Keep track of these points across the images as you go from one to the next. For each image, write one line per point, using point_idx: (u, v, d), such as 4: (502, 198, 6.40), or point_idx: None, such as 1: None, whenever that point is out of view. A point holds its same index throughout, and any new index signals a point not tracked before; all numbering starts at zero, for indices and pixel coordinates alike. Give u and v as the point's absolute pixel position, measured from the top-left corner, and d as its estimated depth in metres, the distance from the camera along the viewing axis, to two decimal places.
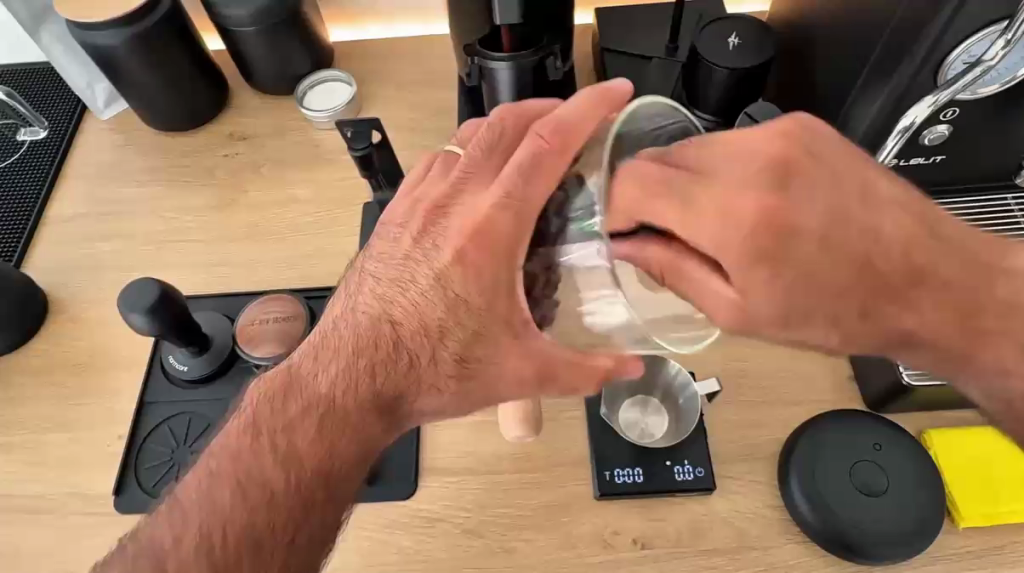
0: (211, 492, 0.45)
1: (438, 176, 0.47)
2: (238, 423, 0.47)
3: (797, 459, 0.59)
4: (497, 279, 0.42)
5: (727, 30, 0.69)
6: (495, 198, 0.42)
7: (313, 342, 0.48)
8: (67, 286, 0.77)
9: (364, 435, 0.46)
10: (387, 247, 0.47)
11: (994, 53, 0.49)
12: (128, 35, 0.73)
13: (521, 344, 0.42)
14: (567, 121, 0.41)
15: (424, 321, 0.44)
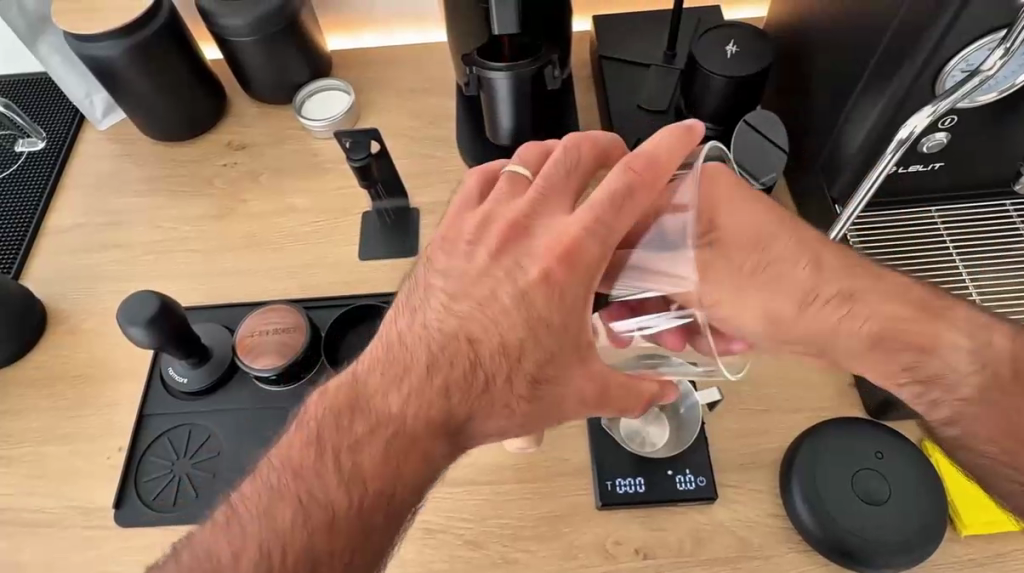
0: (273, 509, 0.45)
1: (506, 194, 0.48)
2: (301, 435, 0.47)
3: (799, 467, 0.59)
4: (579, 301, 0.44)
5: (724, 38, 0.69)
6: (585, 223, 0.45)
7: (381, 357, 0.47)
8: (65, 297, 0.77)
9: (432, 458, 0.46)
10: (457, 267, 0.47)
11: (992, 63, 0.49)
12: (127, 46, 0.73)
13: (586, 366, 0.46)
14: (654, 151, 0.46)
15: (504, 342, 0.45)
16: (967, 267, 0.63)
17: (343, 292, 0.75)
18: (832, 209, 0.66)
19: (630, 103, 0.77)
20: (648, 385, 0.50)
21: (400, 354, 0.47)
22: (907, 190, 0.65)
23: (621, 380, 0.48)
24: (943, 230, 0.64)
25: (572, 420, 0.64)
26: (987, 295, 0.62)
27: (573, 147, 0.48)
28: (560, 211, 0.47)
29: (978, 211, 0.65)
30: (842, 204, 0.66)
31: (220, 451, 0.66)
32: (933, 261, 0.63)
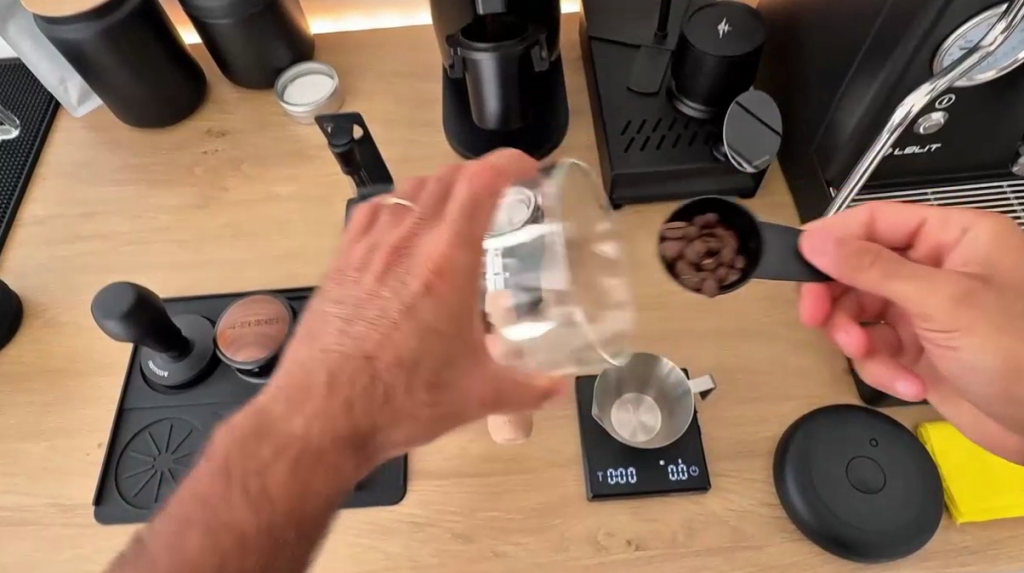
0: (176, 542, 0.41)
1: (388, 224, 0.46)
2: (205, 468, 0.43)
3: (793, 455, 0.58)
4: (464, 311, 0.43)
5: (715, 17, 0.67)
6: (448, 240, 0.43)
7: (281, 382, 0.43)
8: (42, 290, 0.75)
9: (339, 472, 0.43)
10: (349, 294, 0.44)
11: (993, 38, 0.47)
12: (98, 29, 0.71)
13: (484, 367, 0.44)
14: (504, 167, 0.45)
15: (400, 354, 0.42)
16: None
17: None
18: (826, 190, 0.65)
19: (620, 84, 0.75)
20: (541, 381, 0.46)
21: (297, 379, 0.42)
22: (902, 171, 0.63)
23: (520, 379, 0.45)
24: None
25: (564, 411, 0.63)
26: None
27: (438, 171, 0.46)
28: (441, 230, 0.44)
29: (975, 192, 0.64)
30: (836, 186, 0.65)
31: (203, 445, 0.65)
32: None
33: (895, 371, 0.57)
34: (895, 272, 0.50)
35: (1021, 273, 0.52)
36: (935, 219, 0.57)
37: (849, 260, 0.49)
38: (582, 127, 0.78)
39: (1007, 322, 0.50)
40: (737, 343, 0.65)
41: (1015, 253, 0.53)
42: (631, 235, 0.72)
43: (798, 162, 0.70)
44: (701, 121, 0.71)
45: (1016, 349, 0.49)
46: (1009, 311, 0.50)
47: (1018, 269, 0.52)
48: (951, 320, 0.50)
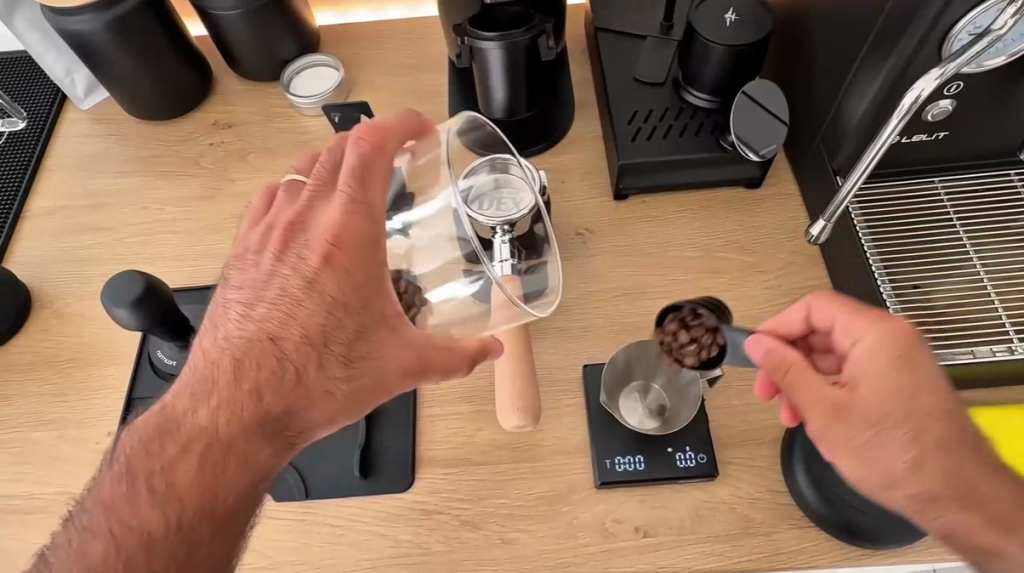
0: (83, 550, 0.43)
1: (284, 204, 0.50)
2: (112, 474, 0.45)
3: (800, 444, 0.58)
4: (372, 278, 0.45)
5: (723, 6, 0.67)
6: (343, 206, 0.46)
7: (189, 375, 0.47)
8: (50, 280, 0.75)
9: (249, 462, 0.45)
10: (248, 278, 0.49)
11: (1003, 21, 0.47)
12: (108, 20, 0.71)
13: (397, 333, 0.45)
14: (387, 125, 0.48)
15: (307, 331, 0.46)
16: (971, 239, 0.62)
17: None
18: (833, 179, 0.65)
19: (625, 75, 0.75)
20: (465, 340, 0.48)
21: (205, 370, 0.46)
22: (909, 160, 0.63)
23: (438, 341, 0.46)
24: (945, 199, 0.64)
25: (571, 399, 0.64)
26: (992, 267, 0.61)
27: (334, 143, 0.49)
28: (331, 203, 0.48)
29: (982, 181, 0.64)
30: (843, 175, 0.65)
31: None
32: (937, 233, 0.63)
33: None
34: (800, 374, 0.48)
35: (898, 398, 0.46)
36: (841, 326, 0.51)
37: (784, 364, 0.48)
38: (588, 118, 0.79)
39: (869, 448, 0.46)
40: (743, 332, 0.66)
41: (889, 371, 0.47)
42: (637, 226, 0.72)
43: (805, 152, 0.70)
44: (708, 111, 0.71)
45: (879, 469, 0.46)
46: (876, 439, 0.46)
47: (881, 390, 0.46)
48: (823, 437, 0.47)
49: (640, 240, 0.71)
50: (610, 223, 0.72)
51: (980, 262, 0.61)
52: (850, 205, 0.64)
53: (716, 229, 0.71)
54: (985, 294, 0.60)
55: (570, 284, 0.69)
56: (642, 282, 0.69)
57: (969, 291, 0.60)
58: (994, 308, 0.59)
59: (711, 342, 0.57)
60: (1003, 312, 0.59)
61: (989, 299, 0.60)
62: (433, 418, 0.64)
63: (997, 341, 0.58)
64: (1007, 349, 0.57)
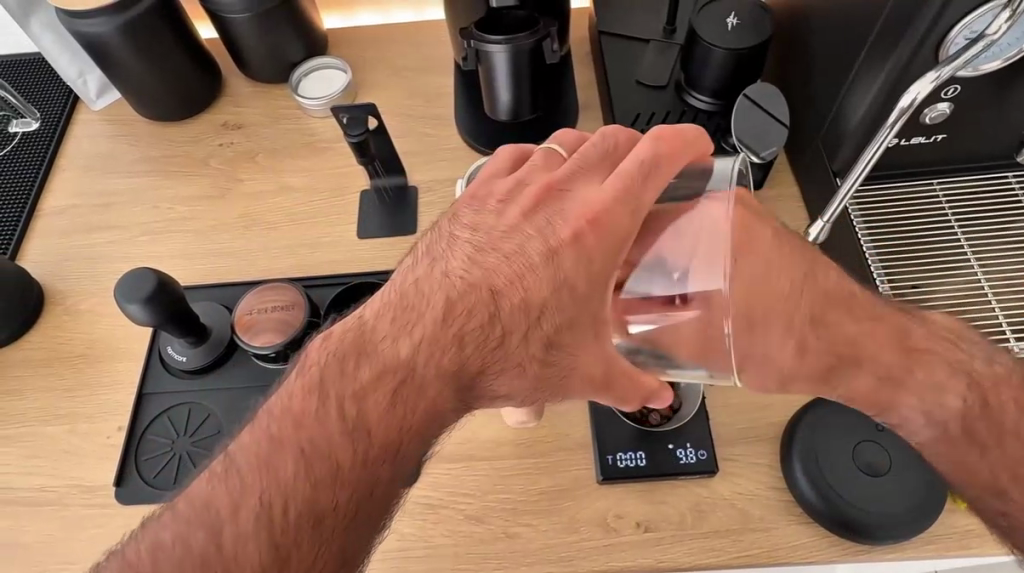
0: (275, 457, 0.44)
1: (540, 166, 0.50)
2: (301, 382, 0.46)
3: (800, 438, 0.59)
4: (604, 272, 0.45)
5: (724, 11, 0.68)
6: (611, 193, 0.46)
7: (394, 302, 0.47)
8: (62, 278, 0.76)
9: (438, 404, 0.45)
10: (485, 222, 0.49)
11: (998, 26, 0.48)
12: (120, 23, 0.72)
13: (600, 342, 0.45)
14: (687, 136, 0.47)
15: (526, 298, 0.45)
16: (968, 240, 0.63)
17: (345, 271, 0.74)
18: (833, 181, 0.66)
19: (630, 78, 0.76)
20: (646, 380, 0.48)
21: (411, 301, 0.47)
22: (908, 163, 0.64)
23: (627, 369, 0.47)
24: (944, 201, 0.65)
25: None
26: (990, 268, 0.62)
27: (611, 132, 0.50)
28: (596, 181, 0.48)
29: (980, 182, 0.65)
30: (842, 177, 0.66)
31: (221, 429, 0.66)
32: (935, 235, 0.64)
33: None
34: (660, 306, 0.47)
35: (743, 282, 0.46)
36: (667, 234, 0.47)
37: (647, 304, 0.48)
38: (591, 120, 0.80)
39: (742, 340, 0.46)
40: None
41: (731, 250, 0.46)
42: None
43: (805, 154, 0.71)
44: (710, 113, 0.72)
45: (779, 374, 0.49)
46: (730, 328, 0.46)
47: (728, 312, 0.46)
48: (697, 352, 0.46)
49: None
50: None
51: (978, 263, 0.62)
52: (849, 206, 0.65)
53: None
54: (982, 294, 0.61)
55: None
56: None
57: (967, 292, 0.61)
58: (992, 308, 0.61)
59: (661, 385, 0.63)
60: (1000, 312, 0.60)
61: (986, 300, 0.61)
62: None
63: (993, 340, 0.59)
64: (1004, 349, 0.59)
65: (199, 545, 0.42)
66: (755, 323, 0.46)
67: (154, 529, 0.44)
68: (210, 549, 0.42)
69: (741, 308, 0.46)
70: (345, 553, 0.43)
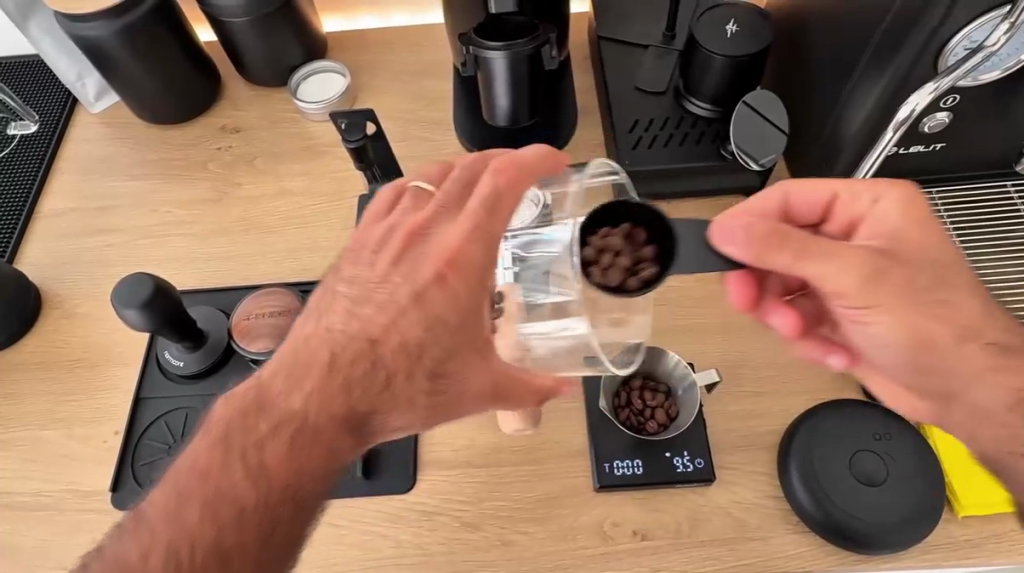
0: (179, 511, 0.43)
1: (410, 209, 0.49)
2: (206, 439, 0.45)
3: (798, 443, 0.59)
4: (472, 305, 0.45)
5: (724, 17, 0.68)
6: (464, 232, 0.45)
7: (286, 356, 0.46)
8: (60, 281, 0.76)
9: (337, 447, 0.45)
10: (361, 275, 0.47)
11: (997, 37, 0.47)
12: (118, 27, 0.72)
13: (487, 362, 0.47)
14: (529, 159, 0.47)
15: (405, 340, 0.45)
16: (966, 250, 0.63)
17: None
18: None
19: (629, 83, 0.76)
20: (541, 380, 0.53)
21: (302, 354, 0.45)
22: (906, 171, 0.64)
23: (514, 374, 0.50)
24: (942, 208, 0.65)
25: (572, 402, 0.65)
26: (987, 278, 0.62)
27: (468, 163, 0.49)
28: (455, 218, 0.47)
29: (978, 190, 0.65)
30: None
31: None
32: None
33: (826, 349, 0.60)
34: (809, 250, 0.48)
35: (929, 246, 0.51)
36: (847, 191, 0.55)
37: (762, 241, 0.47)
38: (590, 125, 0.80)
39: (911, 292, 0.49)
40: (741, 339, 0.66)
41: (916, 214, 0.52)
42: None
43: (804, 161, 0.71)
44: (709, 120, 0.72)
45: (918, 321, 0.49)
46: (912, 281, 0.49)
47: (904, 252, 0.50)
48: (863, 299, 0.49)
49: None
50: None
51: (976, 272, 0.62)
52: None
53: None
54: None
55: None
56: None
57: None
58: None
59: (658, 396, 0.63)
60: None
61: None
62: None
63: None
64: None
65: None
66: (935, 283, 0.50)
67: None
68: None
69: (923, 266, 0.50)
70: None
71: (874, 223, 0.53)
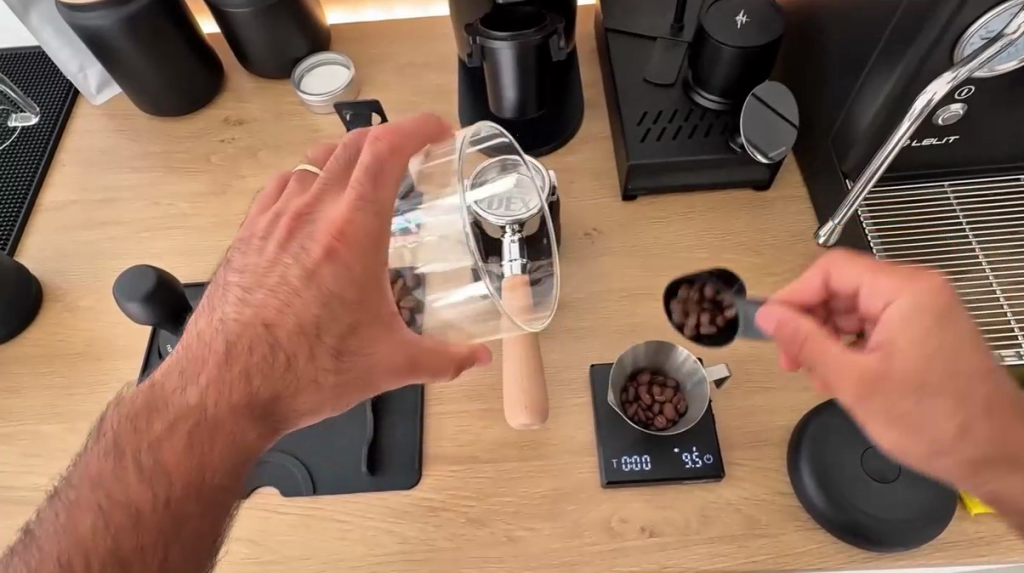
0: (72, 521, 0.44)
1: (295, 194, 0.52)
2: (100, 447, 0.46)
3: (808, 438, 0.59)
4: (373, 273, 0.46)
5: (734, 8, 0.67)
6: (350, 202, 0.47)
7: (182, 355, 0.48)
8: (61, 275, 0.76)
9: (237, 435, 0.46)
10: (251, 262, 0.49)
11: (1017, 26, 0.47)
12: (121, 18, 0.71)
13: (393, 333, 0.46)
14: (406, 130, 0.49)
15: (300, 320, 0.46)
16: (978, 244, 0.63)
17: None
18: (842, 182, 0.66)
19: (636, 76, 0.75)
20: (454, 347, 0.49)
21: (197, 350, 0.48)
22: (918, 164, 0.63)
23: (430, 344, 0.48)
24: (954, 201, 0.64)
25: (579, 398, 0.64)
26: (999, 273, 0.62)
27: (347, 141, 0.51)
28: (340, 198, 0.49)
29: (991, 184, 0.64)
30: (852, 178, 0.65)
31: None
32: (944, 237, 0.63)
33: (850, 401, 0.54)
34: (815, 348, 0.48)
35: (953, 352, 0.44)
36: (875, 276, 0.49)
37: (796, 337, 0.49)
38: (597, 119, 0.79)
39: (900, 417, 0.45)
40: None
41: (925, 325, 0.45)
42: (645, 226, 0.72)
43: (814, 155, 0.70)
44: (717, 112, 0.71)
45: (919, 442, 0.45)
46: (915, 399, 0.45)
47: (921, 357, 0.45)
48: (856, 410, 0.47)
49: (649, 239, 0.71)
50: (619, 222, 0.72)
51: (989, 266, 0.62)
52: (859, 209, 0.64)
53: (723, 231, 0.71)
54: (993, 297, 0.60)
55: (577, 285, 0.69)
56: (649, 282, 0.69)
57: (978, 296, 0.60)
58: (1003, 312, 0.59)
59: (665, 389, 0.62)
60: (1012, 314, 0.59)
61: (998, 303, 0.60)
62: (440, 415, 0.64)
63: (1005, 345, 0.58)
64: (1017, 354, 0.57)
65: None
66: (948, 398, 0.44)
67: None
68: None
69: (925, 388, 0.44)
70: None
71: (891, 319, 0.47)
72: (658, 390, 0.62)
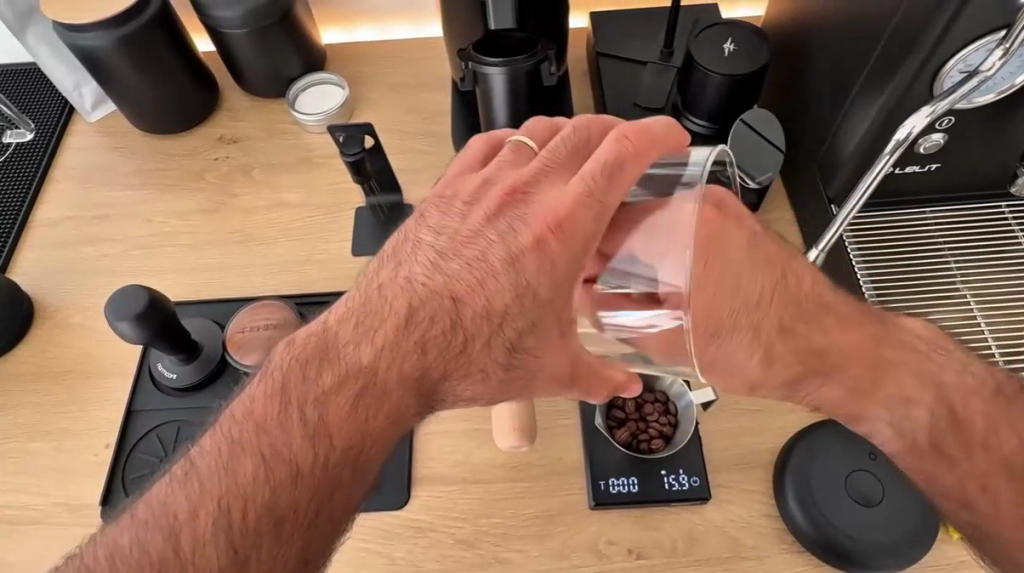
0: (233, 464, 0.42)
1: (508, 162, 0.48)
2: (264, 387, 0.44)
3: (794, 462, 0.59)
4: (567, 276, 0.43)
5: (722, 36, 0.68)
6: (573, 195, 0.43)
7: (357, 309, 0.45)
8: (52, 291, 0.76)
9: (402, 411, 0.44)
10: (449, 226, 0.46)
11: (991, 62, 0.48)
12: (117, 38, 0.72)
13: (565, 341, 0.44)
14: (656, 134, 0.45)
15: (486, 305, 0.43)
16: (961, 269, 0.64)
17: (337, 288, 0.74)
18: (828, 208, 0.66)
19: (628, 100, 0.77)
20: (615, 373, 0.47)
21: (378, 305, 0.45)
22: (895, 190, 0.65)
23: (593, 365, 0.46)
24: (936, 227, 0.65)
25: (567, 419, 0.64)
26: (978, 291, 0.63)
27: (583, 123, 0.48)
28: (561, 183, 0.46)
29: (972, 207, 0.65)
30: (837, 205, 0.66)
31: None
32: (927, 262, 0.64)
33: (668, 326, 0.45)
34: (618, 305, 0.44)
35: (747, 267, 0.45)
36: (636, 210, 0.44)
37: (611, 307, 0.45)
38: None
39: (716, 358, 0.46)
40: None
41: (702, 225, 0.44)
42: None
43: (801, 182, 0.71)
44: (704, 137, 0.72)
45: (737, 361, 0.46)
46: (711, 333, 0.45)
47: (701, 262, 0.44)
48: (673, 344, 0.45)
49: None
50: None
51: (968, 286, 0.63)
52: (846, 237, 0.65)
53: None
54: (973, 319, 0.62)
55: None
56: None
57: (954, 319, 0.62)
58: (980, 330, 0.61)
59: (654, 407, 0.63)
60: (989, 333, 0.61)
61: (976, 323, 0.62)
62: (430, 435, 0.65)
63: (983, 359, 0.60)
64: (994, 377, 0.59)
65: (155, 553, 0.40)
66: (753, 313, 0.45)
67: (111, 535, 0.42)
68: (168, 553, 0.40)
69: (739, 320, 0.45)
70: (308, 556, 0.42)
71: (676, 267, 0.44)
72: (648, 410, 0.62)
